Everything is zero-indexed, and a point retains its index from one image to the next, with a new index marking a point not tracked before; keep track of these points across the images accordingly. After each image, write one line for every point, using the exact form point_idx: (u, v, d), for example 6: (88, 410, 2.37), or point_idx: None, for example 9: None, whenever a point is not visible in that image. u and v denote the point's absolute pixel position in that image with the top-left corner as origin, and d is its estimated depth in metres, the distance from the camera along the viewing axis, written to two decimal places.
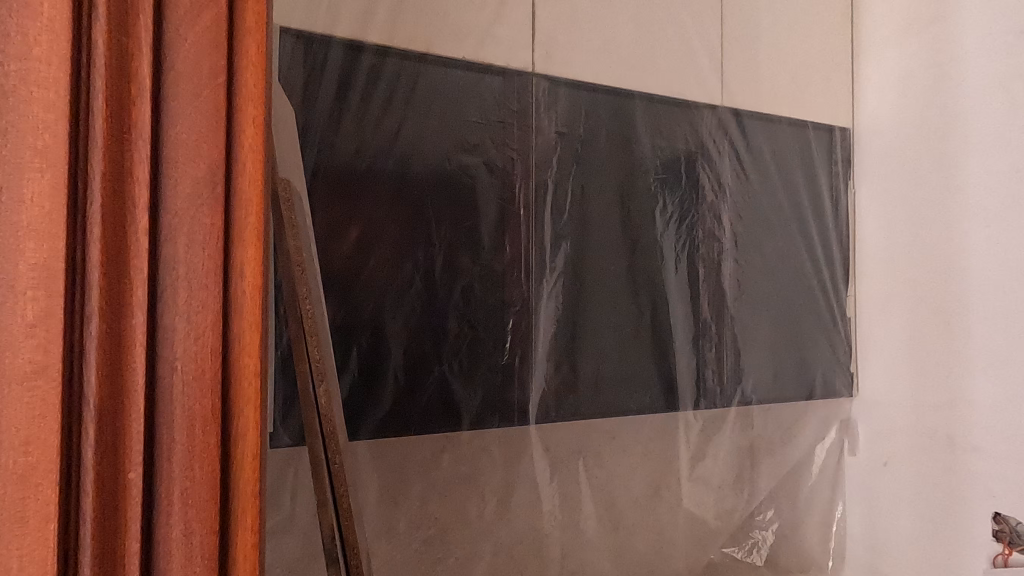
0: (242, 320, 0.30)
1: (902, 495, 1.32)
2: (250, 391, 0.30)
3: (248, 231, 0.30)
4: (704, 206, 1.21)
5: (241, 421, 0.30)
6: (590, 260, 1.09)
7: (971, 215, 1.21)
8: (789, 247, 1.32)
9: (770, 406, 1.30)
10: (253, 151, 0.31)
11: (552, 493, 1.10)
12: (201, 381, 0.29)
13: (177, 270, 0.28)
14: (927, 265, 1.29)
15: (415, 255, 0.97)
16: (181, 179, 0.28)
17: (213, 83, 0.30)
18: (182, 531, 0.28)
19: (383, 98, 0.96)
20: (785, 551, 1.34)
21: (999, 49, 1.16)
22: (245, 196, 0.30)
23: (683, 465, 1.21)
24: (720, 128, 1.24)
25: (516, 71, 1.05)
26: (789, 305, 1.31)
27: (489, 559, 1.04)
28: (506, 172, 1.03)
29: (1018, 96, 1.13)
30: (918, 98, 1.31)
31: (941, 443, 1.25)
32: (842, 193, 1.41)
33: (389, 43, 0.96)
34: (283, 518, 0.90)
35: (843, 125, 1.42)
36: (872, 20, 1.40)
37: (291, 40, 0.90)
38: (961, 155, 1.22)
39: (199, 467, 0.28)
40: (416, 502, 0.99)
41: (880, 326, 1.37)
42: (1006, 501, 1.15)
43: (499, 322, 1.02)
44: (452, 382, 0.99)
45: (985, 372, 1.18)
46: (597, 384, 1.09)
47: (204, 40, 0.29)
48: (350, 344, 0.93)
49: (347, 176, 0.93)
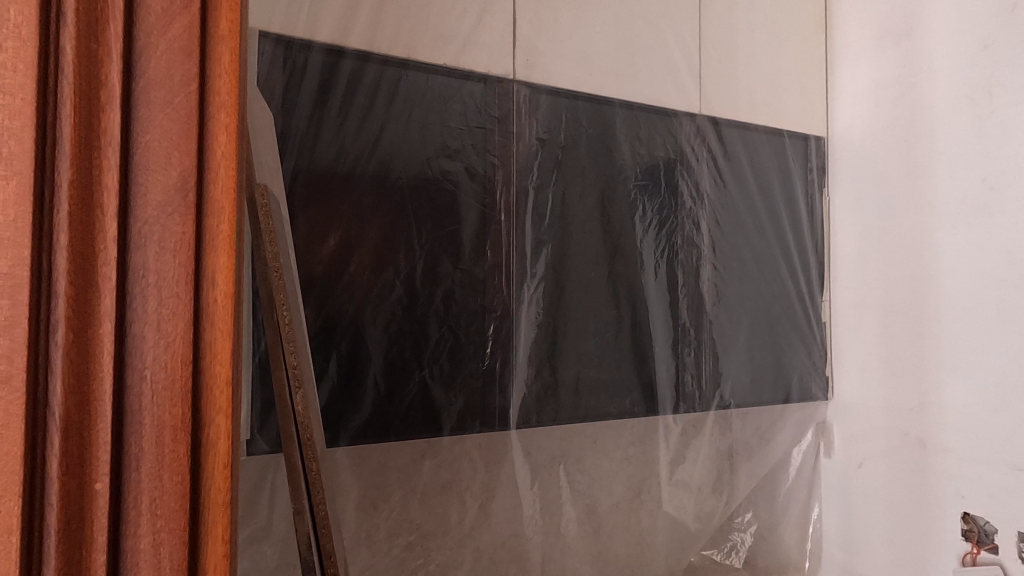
0: (214, 328, 0.30)
1: (875, 496, 1.35)
2: (222, 399, 0.30)
3: (220, 238, 0.30)
4: (683, 212, 1.23)
5: (212, 430, 0.30)
6: (571, 266, 1.10)
7: (941, 222, 1.23)
8: (767, 253, 1.34)
9: (748, 410, 1.32)
10: (226, 158, 0.31)
11: (533, 498, 1.10)
12: (170, 390, 0.28)
13: (147, 278, 0.28)
14: (899, 271, 1.31)
15: (396, 260, 0.96)
16: (151, 187, 0.28)
17: (186, 90, 0.30)
18: (150, 542, 0.28)
19: (364, 104, 0.96)
20: (762, 553, 1.36)
21: (965, 63, 1.19)
22: (217, 204, 0.30)
23: (663, 468, 1.22)
24: (699, 136, 1.26)
25: (496, 78, 1.05)
26: (766, 310, 1.34)
27: (470, 565, 1.04)
28: (487, 178, 1.04)
29: (984, 107, 1.16)
30: (890, 110, 1.34)
31: (913, 445, 1.27)
32: (817, 200, 1.45)
33: (370, 49, 0.96)
34: (261, 526, 0.90)
35: (818, 135, 1.46)
36: (845, 33, 1.44)
37: (270, 44, 0.90)
38: (930, 164, 1.25)
39: (168, 477, 0.28)
40: (396, 508, 0.99)
41: (854, 330, 1.41)
42: (975, 502, 1.16)
43: (480, 328, 1.02)
44: (433, 388, 0.98)
45: (954, 375, 1.20)
46: (577, 389, 1.09)
47: (177, 47, 0.29)
48: (329, 349, 0.92)
49: (327, 181, 0.93)
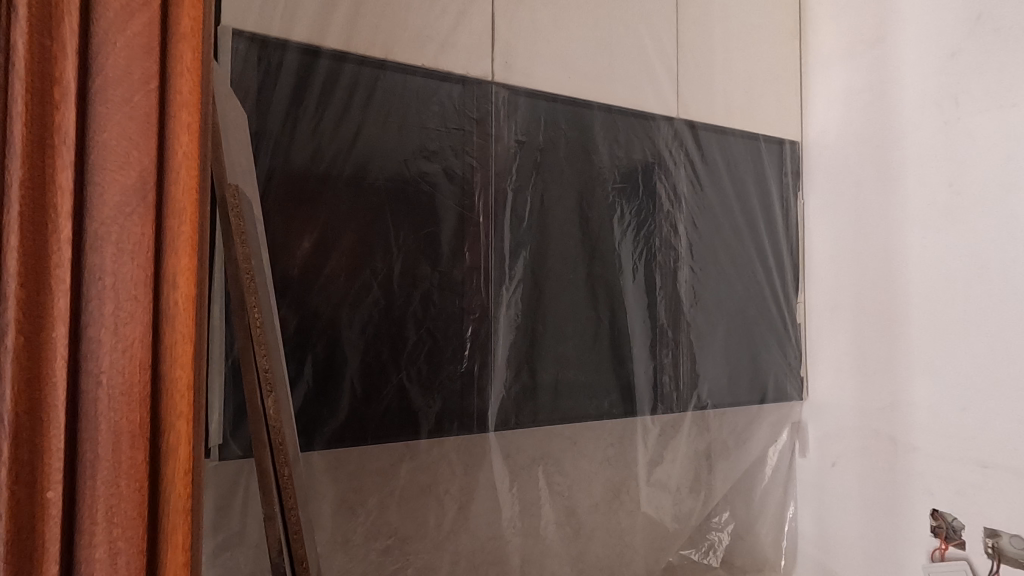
0: (175, 331, 0.29)
1: (849, 494, 1.37)
2: (183, 403, 0.30)
3: (181, 240, 0.30)
4: (661, 215, 1.24)
5: (173, 435, 0.29)
6: (550, 268, 1.11)
7: (912, 226, 1.26)
8: (743, 256, 1.36)
9: (725, 410, 1.33)
10: (188, 158, 0.30)
11: (512, 500, 1.10)
12: (128, 396, 0.28)
13: (104, 280, 0.27)
14: (871, 273, 1.34)
15: (373, 262, 0.96)
16: (109, 186, 0.27)
17: (145, 88, 0.29)
18: (106, 552, 0.27)
19: (341, 104, 0.95)
20: (739, 551, 1.38)
21: (933, 70, 1.22)
22: (178, 205, 0.29)
23: (642, 469, 1.23)
24: (677, 139, 1.28)
25: (474, 80, 1.05)
26: (743, 312, 1.36)
27: (448, 568, 1.04)
28: (466, 180, 1.03)
29: (951, 114, 1.19)
30: (862, 116, 1.37)
31: (884, 444, 1.30)
32: (792, 203, 1.48)
33: (347, 48, 0.96)
34: (234, 532, 0.88)
35: (793, 139, 1.49)
36: (819, 40, 1.47)
37: (245, 43, 0.89)
38: (900, 168, 1.28)
39: (125, 484, 0.27)
40: (373, 512, 0.98)
41: (828, 332, 1.43)
42: (943, 499, 1.19)
43: (458, 330, 1.01)
44: (411, 391, 0.97)
45: (924, 375, 1.23)
46: (556, 391, 1.09)
47: (136, 44, 0.29)
48: (304, 352, 0.91)
49: (302, 182, 0.91)
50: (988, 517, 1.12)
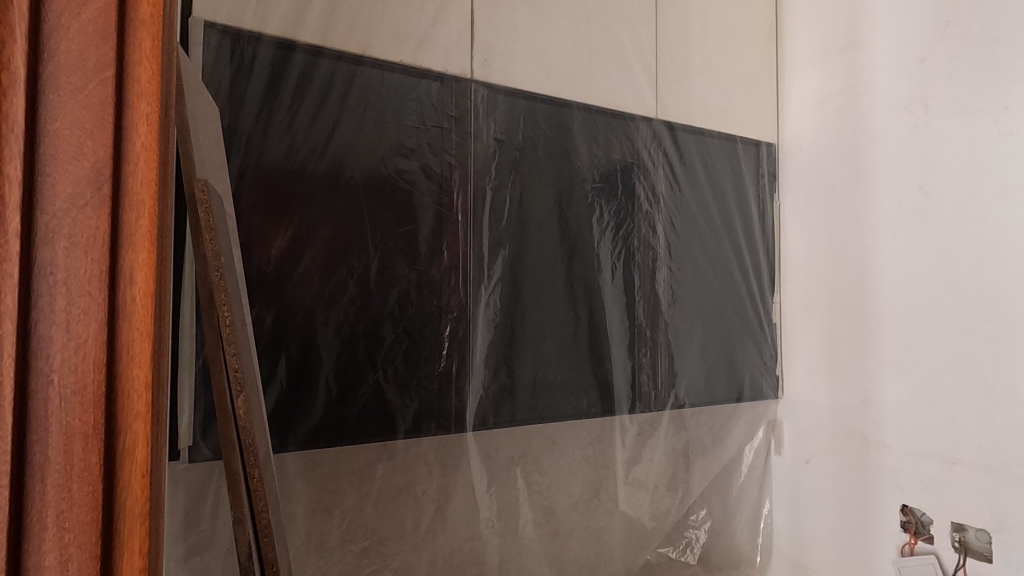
0: (132, 329, 0.27)
1: (822, 491, 1.40)
2: (141, 404, 0.27)
3: (139, 235, 0.27)
4: (639, 215, 1.24)
5: (129, 437, 0.27)
6: (528, 267, 1.10)
7: (882, 227, 1.28)
8: (721, 256, 1.37)
9: (702, 409, 1.35)
10: (146, 148, 0.28)
11: (490, 500, 1.10)
12: (81, 396, 0.25)
13: (55, 275, 0.24)
14: (844, 273, 1.37)
15: (350, 260, 0.94)
16: (61, 176, 0.25)
17: (101, 77, 0.26)
18: (57, 557, 0.24)
19: (316, 100, 0.94)
20: (716, 549, 1.39)
21: (904, 75, 1.25)
22: (137, 197, 0.27)
23: (620, 468, 1.24)
24: (655, 140, 1.28)
25: (453, 78, 1.04)
26: (719, 311, 1.37)
27: (425, 569, 1.03)
28: (444, 177, 1.03)
29: (921, 118, 1.22)
30: (836, 118, 1.39)
31: (856, 441, 1.33)
32: (768, 203, 1.50)
33: (323, 43, 0.94)
34: (204, 536, 0.86)
35: (769, 141, 1.51)
36: (795, 44, 1.49)
37: (216, 36, 0.87)
38: (872, 171, 1.31)
39: (78, 488, 0.25)
40: (349, 513, 0.97)
41: (803, 331, 1.46)
42: (912, 495, 1.22)
43: (436, 329, 1.01)
44: (387, 390, 0.96)
45: (894, 373, 1.26)
46: (535, 390, 1.09)
47: (92, 31, 0.26)
48: (278, 352, 0.90)
49: (276, 178, 0.90)
50: (956, 512, 1.14)
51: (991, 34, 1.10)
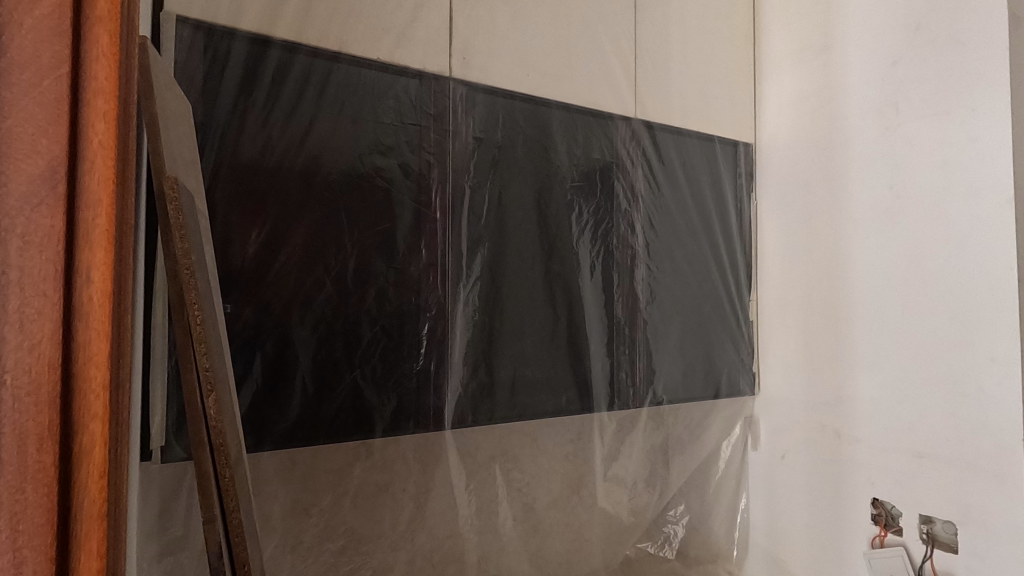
0: (89, 330, 0.27)
1: (796, 485, 1.43)
2: (98, 404, 0.27)
3: (96, 233, 0.27)
4: (618, 214, 1.25)
5: (86, 437, 0.27)
6: (507, 265, 1.11)
7: (855, 227, 1.31)
8: (699, 255, 1.39)
9: (679, 406, 1.36)
10: (103, 147, 0.28)
11: (469, 499, 1.10)
12: (35, 397, 0.25)
13: (9, 274, 0.24)
14: (818, 270, 1.39)
15: (327, 259, 0.93)
16: (14, 174, 0.24)
17: (56, 74, 0.26)
18: (10, 561, 0.24)
19: (292, 97, 0.93)
20: (694, 544, 1.41)
21: (876, 77, 1.27)
22: (94, 196, 0.27)
23: (599, 464, 1.25)
24: (634, 139, 1.29)
25: (432, 75, 1.04)
26: (697, 308, 1.39)
27: (404, 568, 1.03)
28: (422, 175, 1.02)
29: (892, 120, 1.24)
30: (811, 118, 1.42)
31: (829, 436, 1.35)
32: (745, 202, 1.52)
33: (299, 40, 0.94)
34: (178, 537, 0.86)
35: (746, 141, 1.53)
36: (772, 45, 1.52)
37: (189, 30, 0.86)
38: (846, 171, 1.33)
39: (32, 489, 0.25)
40: (326, 513, 0.97)
41: (778, 329, 1.48)
42: (883, 488, 1.25)
43: (414, 328, 1.01)
44: (365, 389, 0.96)
45: (866, 370, 1.28)
46: (513, 387, 1.09)
47: (46, 27, 0.25)
48: (253, 350, 0.89)
49: (251, 176, 0.89)
50: (924, 505, 1.17)
51: (958, 38, 1.12)
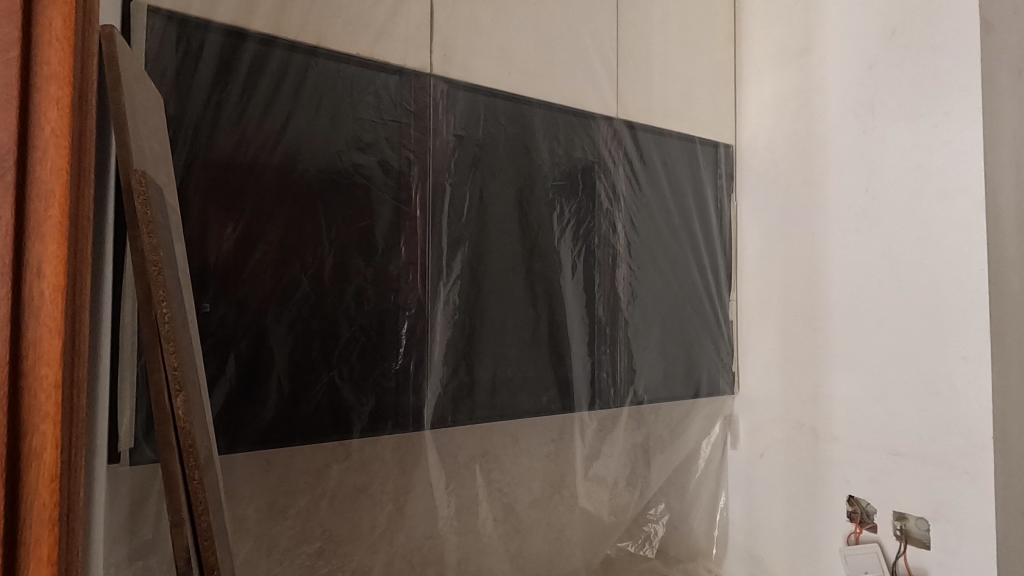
0: (40, 326, 0.27)
1: (775, 484, 1.44)
2: (49, 404, 0.27)
3: (48, 225, 0.27)
4: (599, 213, 1.25)
5: (36, 438, 0.27)
6: (488, 264, 1.10)
7: (832, 229, 1.33)
8: (679, 255, 1.40)
9: (660, 405, 1.37)
10: (57, 135, 0.27)
11: (448, 499, 1.09)
12: None
13: None
14: (796, 269, 1.41)
15: (303, 257, 0.92)
16: None
17: (5, 57, 0.26)
18: None
19: (268, 91, 0.91)
20: (674, 542, 1.42)
21: (854, 81, 1.29)
22: (46, 187, 0.27)
23: (579, 464, 1.25)
24: (616, 139, 1.29)
25: (413, 71, 1.03)
26: (678, 308, 1.40)
27: (382, 569, 1.02)
28: (402, 172, 1.01)
29: (868, 123, 1.26)
30: (791, 120, 1.43)
31: (806, 434, 1.37)
32: (726, 203, 1.53)
33: (276, 33, 0.92)
34: (147, 540, 0.83)
35: (726, 143, 1.55)
36: (753, 48, 1.53)
37: (161, 21, 0.84)
38: (824, 173, 1.35)
39: None
40: (303, 515, 0.95)
41: (757, 328, 1.50)
42: (857, 485, 1.27)
43: (393, 327, 0.99)
44: (343, 390, 0.94)
45: (842, 369, 1.30)
46: (494, 386, 1.08)
47: None
48: (227, 350, 0.87)
49: (225, 171, 0.87)
50: (898, 502, 1.19)
51: (932, 43, 1.14)
